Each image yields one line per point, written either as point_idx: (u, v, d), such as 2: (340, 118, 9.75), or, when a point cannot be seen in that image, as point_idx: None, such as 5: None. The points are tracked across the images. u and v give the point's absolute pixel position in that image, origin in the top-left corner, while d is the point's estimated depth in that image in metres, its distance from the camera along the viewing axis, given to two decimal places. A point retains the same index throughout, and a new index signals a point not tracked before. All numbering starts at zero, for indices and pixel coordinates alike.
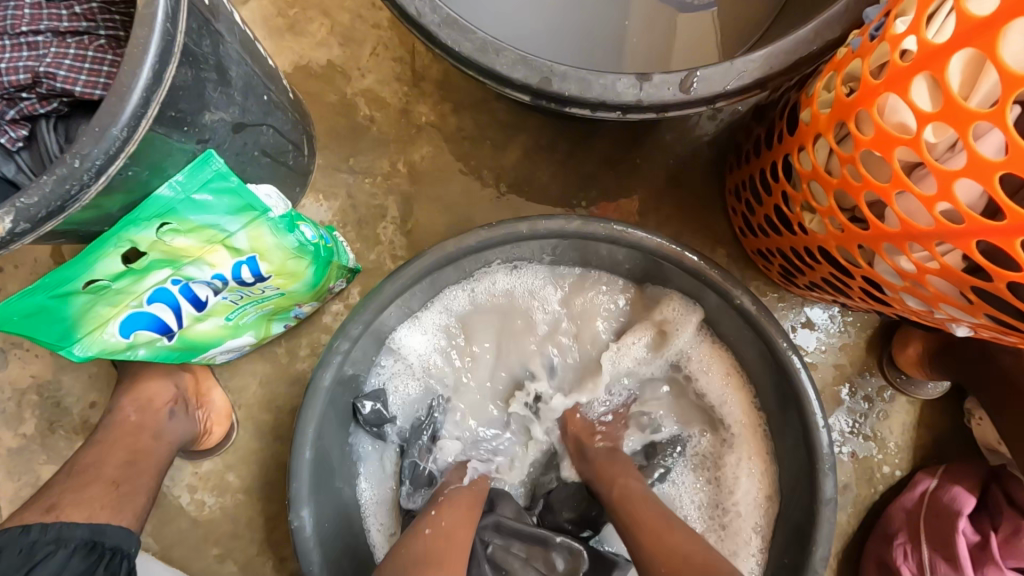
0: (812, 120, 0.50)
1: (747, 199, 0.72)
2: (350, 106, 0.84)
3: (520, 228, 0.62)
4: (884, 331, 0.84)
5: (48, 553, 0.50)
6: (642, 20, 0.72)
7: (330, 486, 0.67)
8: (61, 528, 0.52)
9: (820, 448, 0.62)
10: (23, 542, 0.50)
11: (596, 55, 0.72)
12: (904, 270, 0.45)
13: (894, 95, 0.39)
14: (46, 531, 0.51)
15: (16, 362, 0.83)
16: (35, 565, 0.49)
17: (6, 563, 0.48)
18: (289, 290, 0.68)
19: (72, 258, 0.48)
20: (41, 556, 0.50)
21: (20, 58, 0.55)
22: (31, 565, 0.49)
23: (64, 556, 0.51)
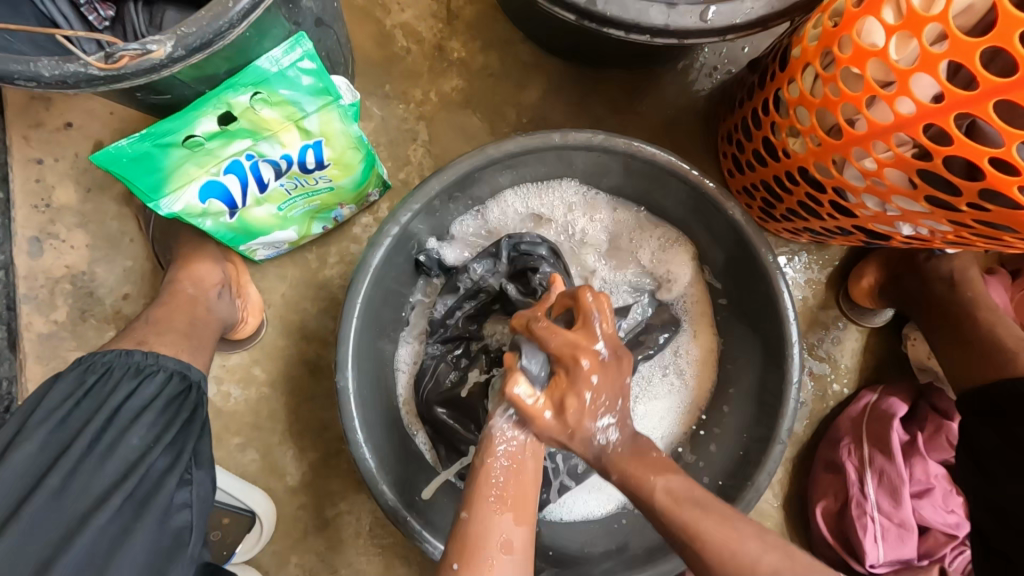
0: (802, 53, 0.62)
1: (738, 140, 0.84)
2: (388, 37, 0.92)
3: (552, 138, 0.72)
4: (841, 269, 0.98)
5: (152, 372, 0.62)
6: None
7: (367, 361, 0.75)
8: (160, 355, 0.63)
9: (789, 339, 0.74)
10: (130, 362, 0.62)
11: None
12: (867, 169, 0.58)
13: (870, 18, 0.51)
14: (148, 355, 0.63)
15: (51, 252, 0.87)
16: (144, 378, 0.61)
17: (121, 371, 0.60)
18: (338, 185, 0.75)
19: (176, 113, 0.55)
20: (147, 373, 0.62)
21: None
22: (141, 377, 0.61)
23: (164, 376, 0.62)
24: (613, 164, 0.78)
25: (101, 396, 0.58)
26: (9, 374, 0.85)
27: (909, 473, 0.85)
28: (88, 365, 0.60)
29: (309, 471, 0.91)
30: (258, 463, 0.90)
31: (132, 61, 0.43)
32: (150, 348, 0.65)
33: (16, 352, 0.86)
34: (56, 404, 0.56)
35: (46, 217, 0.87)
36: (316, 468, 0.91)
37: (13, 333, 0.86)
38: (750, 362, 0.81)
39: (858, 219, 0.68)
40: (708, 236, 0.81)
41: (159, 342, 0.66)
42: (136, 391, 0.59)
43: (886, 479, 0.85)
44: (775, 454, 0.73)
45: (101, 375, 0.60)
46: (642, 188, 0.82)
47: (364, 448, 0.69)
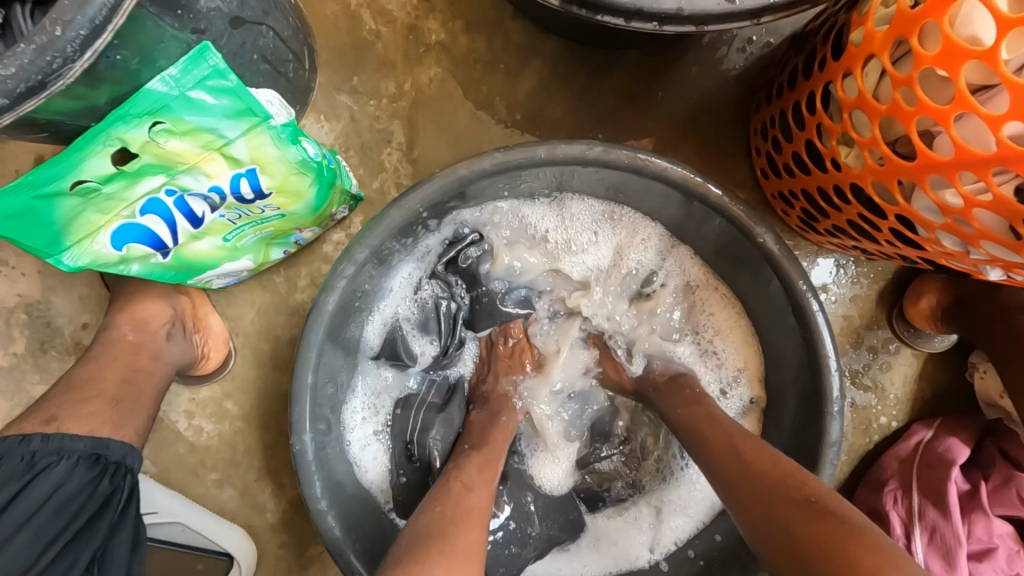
0: (863, 41, 0.47)
1: (774, 137, 0.68)
2: (354, 19, 0.78)
3: (537, 152, 0.59)
4: (896, 283, 0.83)
5: (50, 464, 0.53)
6: None
7: (331, 412, 0.66)
8: (64, 439, 0.54)
9: (830, 392, 0.62)
10: (26, 452, 0.52)
11: None
12: (947, 204, 0.43)
13: (971, 1, 0.36)
14: (48, 441, 0.53)
15: (3, 280, 0.80)
16: (40, 472, 0.52)
17: (11, 466, 0.51)
18: (290, 211, 0.64)
19: (56, 155, 0.45)
20: (48, 464, 0.53)
21: None
22: (34, 472, 0.52)
23: (63, 467, 0.53)
24: (614, 176, 0.64)
25: None
26: None
27: (967, 531, 0.72)
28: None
29: (290, 508, 0.85)
30: (236, 501, 0.84)
31: None
32: (60, 426, 0.55)
33: None
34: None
35: None
36: (297, 506, 0.85)
37: None
38: (784, 407, 0.69)
39: (925, 252, 0.53)
40: (737, 265, 0.69)
41: (72, 417, 0.56)
42: (25, 491, 0.50)
43: (938, 537, 0.73)
44: None
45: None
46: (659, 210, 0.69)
47: (327, 518, 0.61)
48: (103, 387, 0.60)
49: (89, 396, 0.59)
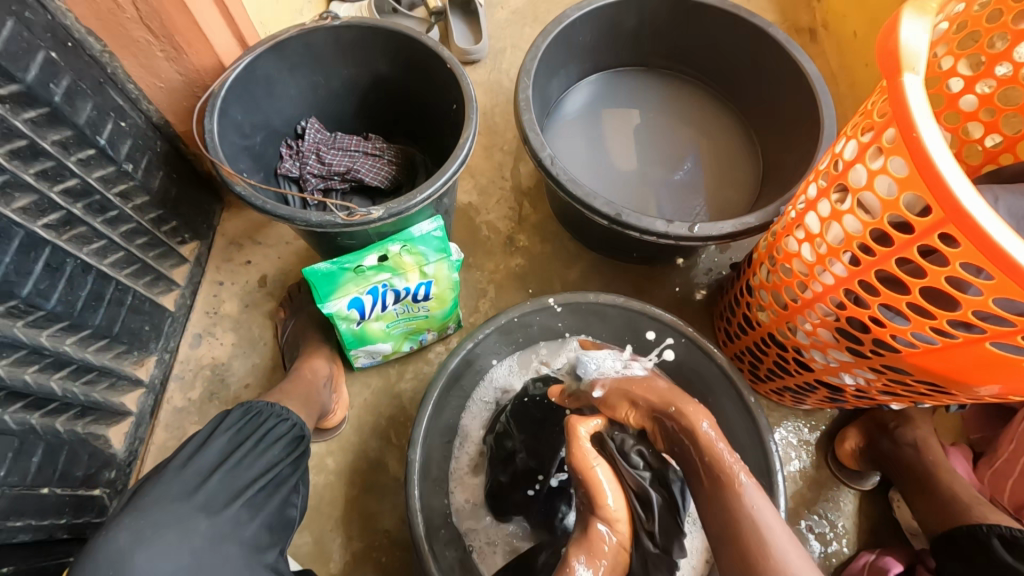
0: (759, 256, 0.94)
1: (727, 315, 1.12)
2: (476, 228, 1.33)
3: (588, 297, 1.02)
4: (830, 435, 1.14)
5: (282, 419, 0.82)
6: (660, 199, 1.27)
7: (428, 445, 0.96)
8: (286, 409, 0.84)
9: (773, 467, 0.90)
10: (273, 408, 0.82)
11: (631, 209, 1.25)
12: (807, 329, 0.84)
13: (789, 237, 0.83)
14: (281, 408, 0.83)
15: (206, 345, 1.16)
16: (282, 419, 0.82)
17: (263, 416, 0.80)
18: (432, 314, 1.05)
19: (354, 252, 0.90)
20: (283, 418, 0.82)
21: (342, 160, 1.04)
22: (281, 418, 0.82)
23: (291, 422, 0.82)
24: (625, 320, 1.07)
25: (251, 431, 0.77)
26: (141, 435, 1.06)
27: None
28: (248, 407, 0.81)
29: (351, 561, 1.02)
30: (310, 546, 1.02)
31: (361, 218, 0.80)
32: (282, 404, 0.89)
33: (153, 418, 1.09)
34: (226, 424, 0.76)
35: (211, 320, 1.19)
36: (357, 560, 1.02)
37: (157, 402, 1.10)
38: None
39: (815, 372, 0.90)
40: (709, 397, 1.05)
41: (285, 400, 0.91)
42: (275, 428, 0.80)
43: None
44: None
45: (256, 412, 0.80)
46: (661, 347, 1.08)
47: (417, 516, 0.86)
48: (294, 395, 0.94)
49: (286, 400, 0.92)
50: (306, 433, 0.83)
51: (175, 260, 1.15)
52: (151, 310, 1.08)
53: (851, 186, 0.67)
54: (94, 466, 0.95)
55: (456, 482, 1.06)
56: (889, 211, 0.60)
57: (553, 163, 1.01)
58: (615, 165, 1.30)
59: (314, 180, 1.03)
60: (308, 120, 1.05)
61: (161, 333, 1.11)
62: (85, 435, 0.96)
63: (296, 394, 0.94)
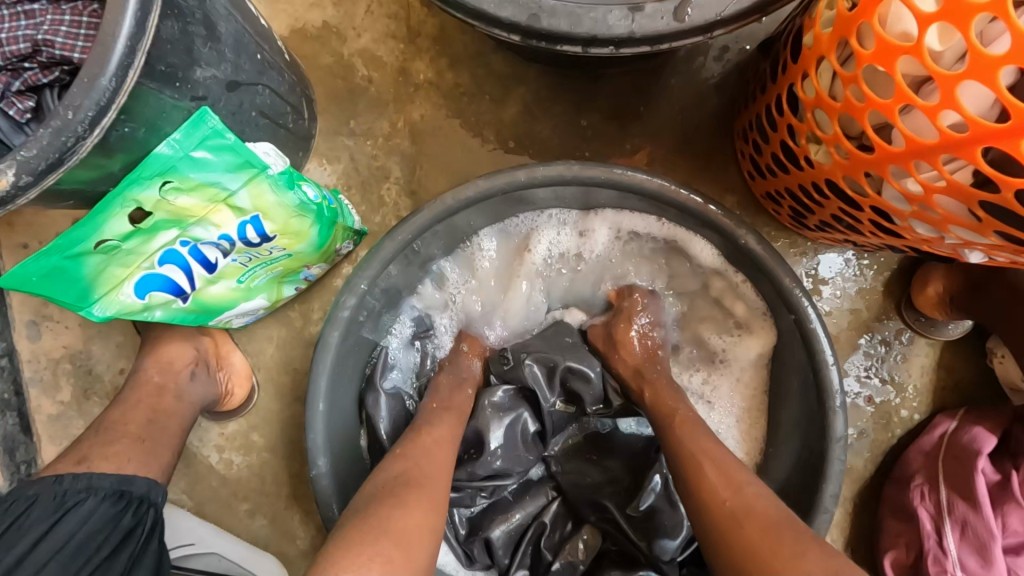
0: (814, 43, 0.48)
1: (754, 140, 0.69)
2: (347, 66, 0.84)
3: (519, 176, 0.62)
4: (903, 271, 0.81)
5: (79, 500, 0.60)
6: None
7: (348, 433, 0.70)
8: (90, 479, 0.62)
9: (830, 386, 0.62)
10: (58, 491, 0.60)
11: None
12: (910, 192, 0.44)
13: (894, 2, 0.37)
14: (77, 481, 0.61)
15: (49, 333, 0.88)
16: (68, 511, 0.59)
17: (44, 505, 0.59)
18: (295, 250, 0.69)
19: (81, 220, 0.50)
20: (73, 505, 0.60)
21: (18, 28, 0.56)
22: (62, 513, 0.59)
23: (90, 504, 0.60)
24: (608, 195, 0.68)
25: (16, 541, 0.56)
26: (27, 456, 0.87)
27: (1001, 524, 0.69)
28: (18, 498, 0.59)
29: (318, 535, 0.89)
30: (268, 530, 0.88)
31: None
32: (91, 467, 0.63)
33: (31, 434, 0.88)
34: None
35: (39, 300, 0.87)
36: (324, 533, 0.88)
37: (25, 417, 0.87)
38: (796, 411, 0.68)
39: (907, 241, 0.53)
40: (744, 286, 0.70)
41: (100, 458, 0.64)
42: (60, 524, 0.58)
43: (970, 531, 0.70)
44: (820, 526, 0.61)
45: (26, 510, 0.58)
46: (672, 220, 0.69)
47: None
48: (127, 429, 0.68)
49: (115, 441, 0.66)
50: (126, 495, 0.63)
51: None
52: None
53: None
54: None
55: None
56: None
57: None
58: None
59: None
60: None
61: None
62: None
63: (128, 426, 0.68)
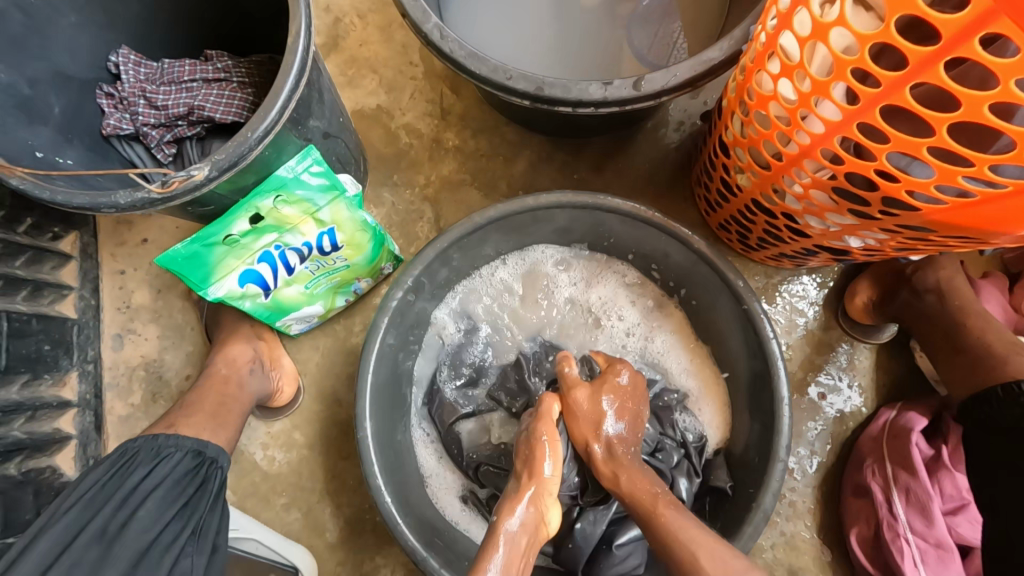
0: (729, 103, 0.71)
1: (705, 182, 0.92)
2: (394, 136, 1.09)
3: (528, 202, 0.83)
4: (838, 289, 1.00)
5: (170, 453, 0.75)
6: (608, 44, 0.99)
7: (385, 409, 0.85)
8: (177, 438, 0.76)
9: (772, 355, 0.77)
10: (153, 445, 0.75)
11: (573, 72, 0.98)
12: (798, 193, 0.64)
13: (763, 70, 0.60)
14: (168, 438, 0.76)
15: (130, 344, 1.04)
16: (161, 459, 0.73)
17: (145, 454, 0.73)
18: (353, 262, 0.88)
19: (216, 220, 0.70)
20: (165, 455, 0.74)
21: (180, 97, 0.80)
22: (158, 459, 0.73)
23: (180, 454, 0.75)
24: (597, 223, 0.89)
25: (127, 474, 0.70)
26: (95, 452, 0.99)
27: (938, 489, 0.81)
28: (124, 450, 0.73)
29: (346, 527, 0.98)
30: (300, 522, 0.98)
31: (180, 185, 0.58)
32: (176, 430, 0.78)
33: (101, 432, 1.01)
34: (91, 481, 0.69)
35: (126, 316, 1.05)
36: (351, 525, 0.98)
37: (99, 416, 1.01)
38: (754, 389, 0.83)
39: (813, 237, 0.72)
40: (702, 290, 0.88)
41: (184, 423, 0.80)
42: (156, 467, 0.72)
43: (914, 496, 0.82)
44: (777, 473, 0.74)
45: (131, 457, 0.72)
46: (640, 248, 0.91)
47: (383, 493, 0.78)
48: (201, 407, 0.83)
49: (191, 415, 0.81)
50: (206, 450, 0.77)
51: (55, 261, 0.98)
52: (44, 326, 0.94)
53: None
54: (45, 502, 0.89)
55: (420, 428, 0.95)
56: (898, 11, 0.38)
57: (443, 36, 0.75)
58: (537, 8, 0.99)
59: (157, 132, 0.81)
60: (117, 51, 0.80)
61: (72, 346, 0.98)
62: (26, 474, 0.89)
63: (201, 407, 0.83)
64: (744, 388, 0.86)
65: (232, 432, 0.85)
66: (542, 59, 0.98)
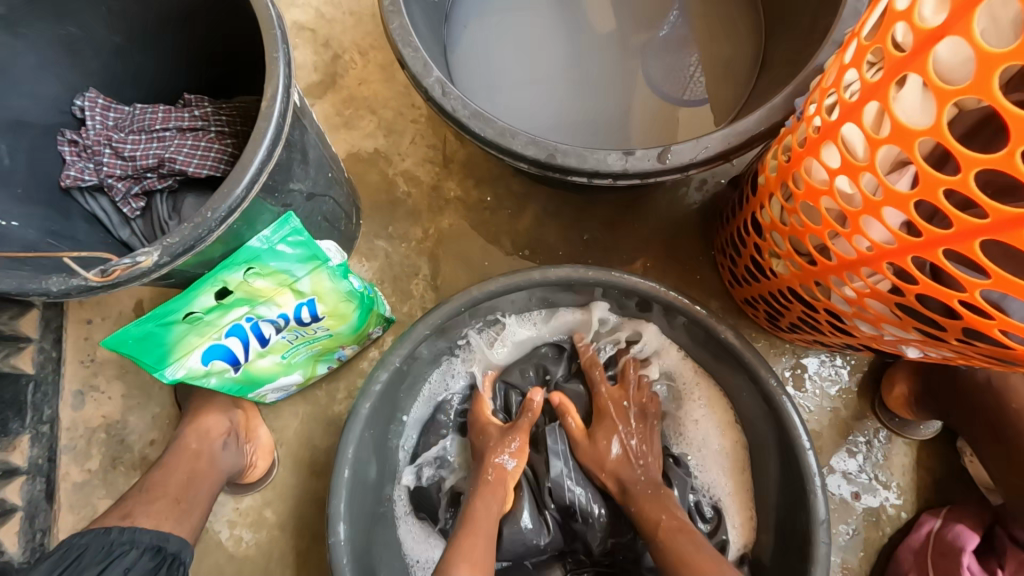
0: (766, 182, 0.63)
1: (731, 254, 0.82)
2: (390, 183, 1.01)
3: (533, 276, 0.74)
4: (873, 374, 0.90)
5: (123, 551, 0.62)
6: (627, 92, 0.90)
7: (365, 503, 0.75)
8: (135, 531, 0.64)
9: (810, 471, 0.68)
10: (105, 541, 0.62)
11: (587, 122, 0.89)
12: (849, 296, 0.55)
13: (813, 158, 0.51)
14: (123, 532, 0.63)
15: (92, 402, 0.95)
16: (112, 561, 0.60)
17: (92, 554, 0.60)
18: (336, 331, 0.79)
19: (178, 294, 0.61)
20: (117, 554, 0.61)
21: (149, 148, 0.71)
22: (108, 562, 0.60)
23: (135, 553, 0.62)
24: (611, 295, 0.79)
25: None
26: (45, 524, 0.89)
27: None
28: (66, 547, 0.61)
29: None
30: None
31: (123, 273, 0.49)
32: (133, 521, 0.66)
33: (53, 501, 0.91)
34: None
35: (90, 371, 0.96)
36: None
37: (51, 484, 0.91)
38: (784, 499, 0.73)
39: (859, 338, 0.63)
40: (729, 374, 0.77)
41: (142, 512, 0.67)
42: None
43: None
44: None
45: (74, 558, 0.60)
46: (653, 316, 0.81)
47: None
48: (166, 490, 0.71)
49: (149, 499, 0.70)
50: (166, 544, 0.65)
51: (13, 311, 0.90)
52: None
53: (934, 85, 0.36)
54: None
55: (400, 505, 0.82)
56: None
57: (445, 93, 0.66)
58: (549, 53, 0.91)
59: (123, 185, 0.72)
60: (84, 94, 0.73)
61: (25, 406, 0.89)
62: None
63: (165, 489, 0.71)
64: (769, 494, 0.76)
65: (200, 517, 0.73)
66: (555, 108, 0.89)
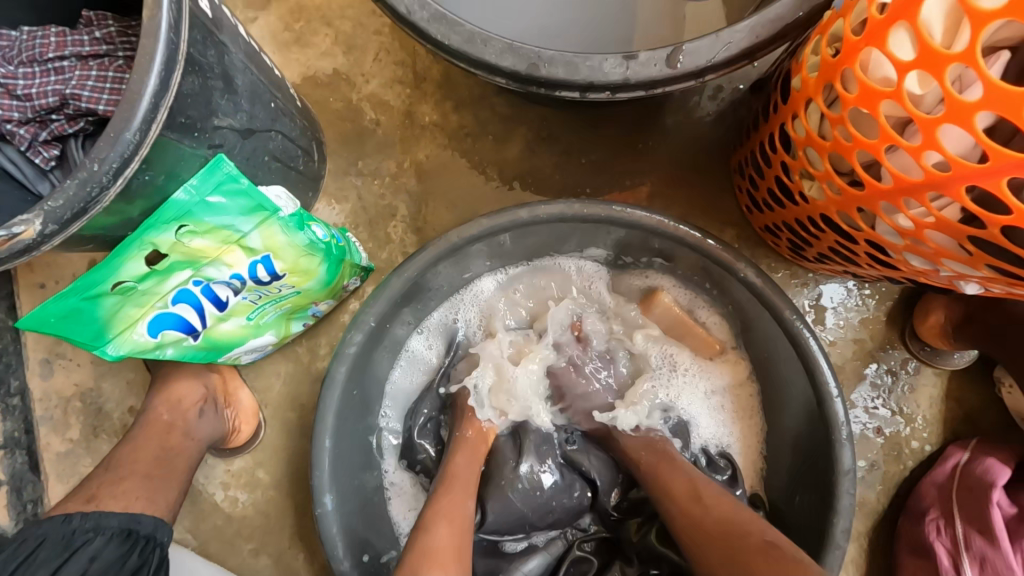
0: (802, 85, 0.50)
1: (750, 175, 0.71)
2: (356, 110, 0.87)
3: (521, 214, 0.64)
4: (905, 301, 0.82)
5: (87, 540, 0.59)
6: None
7: (354, 467, 0.70)
8: (98, 517, 0.61)
9: (836, 418, 0.61)
10: (66, 531, 0.59)
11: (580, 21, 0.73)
12: (902, 227, 0.45)
13: (875, 49, 0.39)
14: (85, 520, 0.60)
15: (60, 371, 0.89)
16: (74, 552, 0.58)
17: (51, 547, 0.57)
18: (304, 288, 0.71)
19: (100, 263, 0.52)
20: (80, 545, 0.58)
21: (47, 83, 0.59)
22: (69, 553, 0.57)
23: (98, 544, 0.59)
24: (611, 232, 0.69)
25: None
26: (34, 495, 0.87)
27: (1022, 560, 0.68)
28: (21, 540, 0.57)
29: (323, 574, 0.87)
30: (271, 570, 0.87)
31: (1, 247, 0.40)
32: (98, 504, 0.63)
33: (39, 472, 0.88)
34: None
35: (52, 338, 0.89)
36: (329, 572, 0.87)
37: (33, 455, 0.88)
38: (803, 445, 0.68)
39: (903, 272, 0.54)
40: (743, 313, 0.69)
41: (109, 495, 0.64)
42: (60, 573, 0.56)
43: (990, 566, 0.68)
44: (833, 561, 0.60)
45: (32, 551, 0.57)
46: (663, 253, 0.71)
47: None
48: (135, 467, 0.67)
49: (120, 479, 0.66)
50: (134, 527, 0.62)
51: None
52: None
53: None
54: None
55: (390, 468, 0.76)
56: None
57: None
58: None
59: (26, 131, 0.60)
60: None
61: None
62: None
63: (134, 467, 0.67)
64: (787, 438, 0.71)
65: (177, 494, 0.69)
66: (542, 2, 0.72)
